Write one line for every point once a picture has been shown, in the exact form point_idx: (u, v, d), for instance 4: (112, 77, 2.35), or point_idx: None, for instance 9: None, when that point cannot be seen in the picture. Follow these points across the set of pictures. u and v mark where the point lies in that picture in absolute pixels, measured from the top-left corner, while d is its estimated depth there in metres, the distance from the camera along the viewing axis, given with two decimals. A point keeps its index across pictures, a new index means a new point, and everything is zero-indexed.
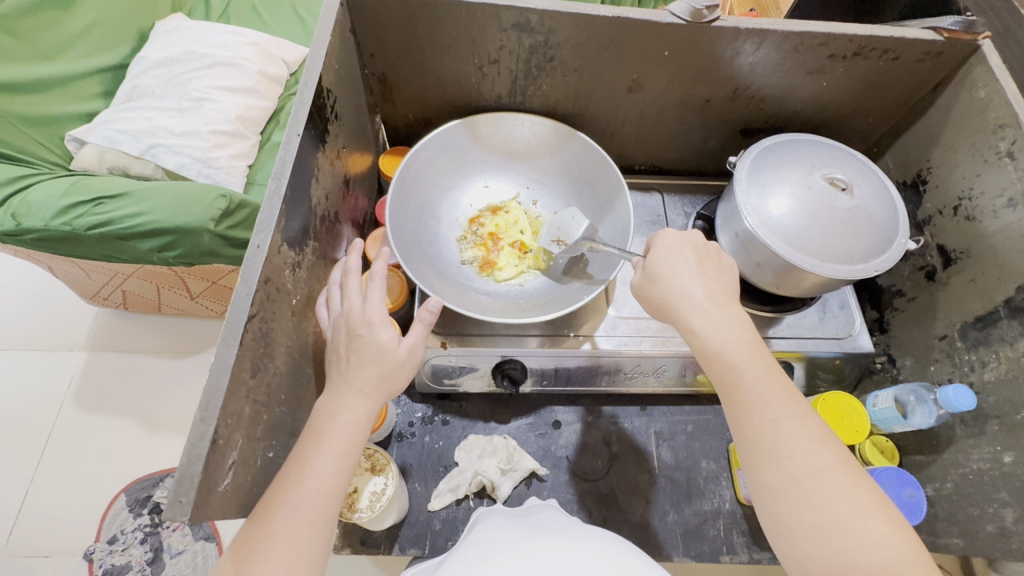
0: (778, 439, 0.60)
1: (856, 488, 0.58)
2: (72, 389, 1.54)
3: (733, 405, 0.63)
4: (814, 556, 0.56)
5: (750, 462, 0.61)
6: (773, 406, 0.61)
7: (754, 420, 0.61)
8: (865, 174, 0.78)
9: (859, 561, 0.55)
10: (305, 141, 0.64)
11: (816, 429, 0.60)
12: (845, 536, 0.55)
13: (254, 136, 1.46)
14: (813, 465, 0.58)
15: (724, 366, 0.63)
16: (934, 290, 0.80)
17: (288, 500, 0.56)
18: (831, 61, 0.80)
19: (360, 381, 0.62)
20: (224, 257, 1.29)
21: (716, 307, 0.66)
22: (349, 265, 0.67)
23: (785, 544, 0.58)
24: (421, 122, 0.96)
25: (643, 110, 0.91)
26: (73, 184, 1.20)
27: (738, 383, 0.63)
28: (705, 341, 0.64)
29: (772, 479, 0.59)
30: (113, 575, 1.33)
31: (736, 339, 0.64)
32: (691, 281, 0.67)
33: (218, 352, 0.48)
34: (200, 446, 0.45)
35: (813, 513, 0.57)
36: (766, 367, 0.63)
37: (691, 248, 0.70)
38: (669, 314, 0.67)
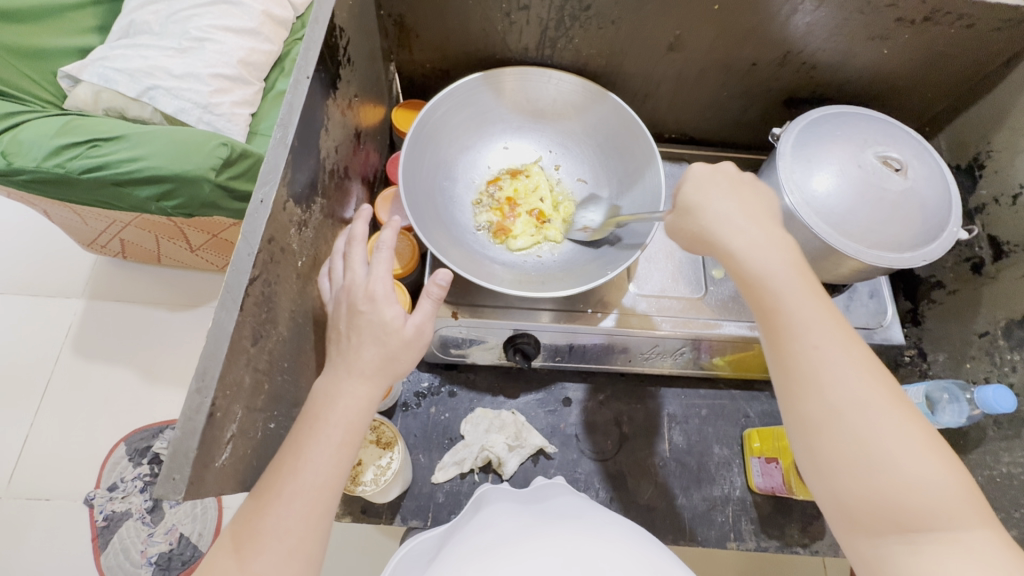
0: (822, 369, 0.54)
1: (904, 420, 0.52)
2: (70, 337, 1.52)
3: (773, 333, 0.57)
4: (852, 492, 0.51)
5: (787, 394, 0.56)
6: (817, 332, 0.55)
7: (795, 349, 0.55)
8: (921, 155, 0.71)
9: (904, 498, 0.50)
10: (315, 85, 0.57)
11: (864, 359, 0.54)
12: (891, 471, 0.50)
13: (258, 82, 1.37)
14: (857, 396, 0.52)
15: (765, 291, 0.57)
16: (979, 284, 0.76)
17: (281, 494, 0.53)
18: (898, 26, 0.73)
19: (361, 364, 0.58)
20: (224, 209, 1.24)
21: (758, 231, 0.59)
22: (354, 232, 0.62)
23: (821, 479, 0.54)
24: (440, 72, 0.89)
25: (681, 72, 0.84)
26: (66, 124, 1.13)
27: (780, 308, 0.56)
28: (743, 266, 0.58)
29: (811, 413, 0.53)
30: (113, 521, 1.33)
31: (779, 261, 0.58)
32: (730, 208, 0.60)
33: (216, 317, 0.44)
34: (195, 420, 0.42)
35: (856, 447, 0.51)
36: (812, 290, 0.57)
37: (725, 174, 0.63)
38: (704, 244, 0.61)
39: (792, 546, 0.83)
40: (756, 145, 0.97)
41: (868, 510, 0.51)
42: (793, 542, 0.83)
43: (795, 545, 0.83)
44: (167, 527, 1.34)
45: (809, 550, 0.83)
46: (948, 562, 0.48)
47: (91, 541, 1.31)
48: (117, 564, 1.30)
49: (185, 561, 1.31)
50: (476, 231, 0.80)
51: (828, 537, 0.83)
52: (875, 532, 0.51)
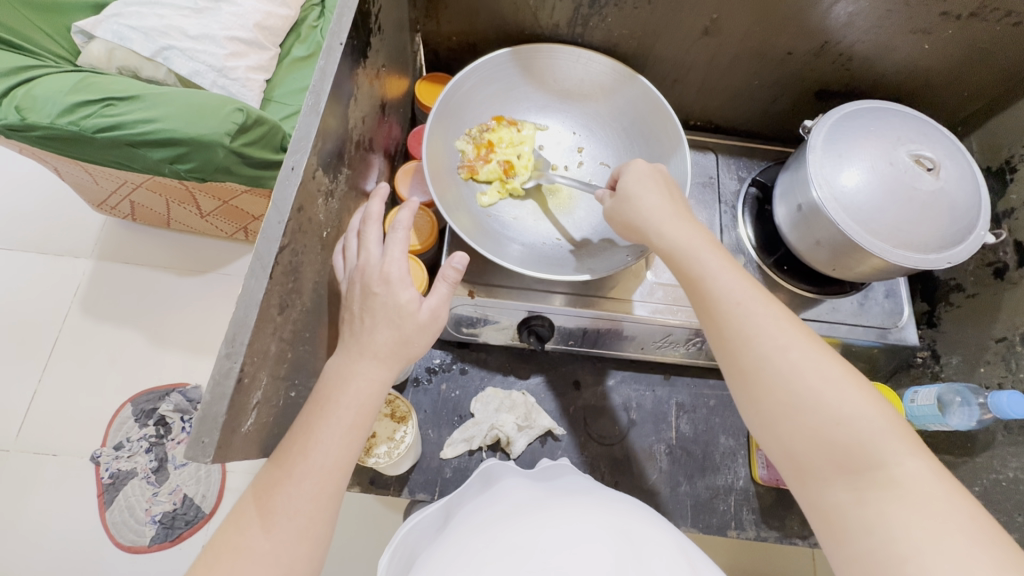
0: (743, 324, 0.56)
1: (827, 362, 0.53)
2: (79, 296, 1.52)
3: (699, 300, 0.59)
4: (791, 440, 0.52)
5: (723, 357, 0.57)
6: (735, 291, 0.57)
7: (719, 311, 0.57)
8: (954, 155, 0.70)
9: (836, 437, 0.50)
10: (347, 54, 0.56)
11: (781, 312, 0.56)
12: (819, 412, 0.51)
13: (274, 48, 1.35)
14: (779, 345, 0.54)
15: (687, 262, 0.60)
16: (1000, 288, 0.75)
17: (292, 474, 0.53)
18: (942, 21, 0.72)
19: (375, 346, 0.58)
20: (238, 175, 1.22)
21: (676, 211, 0.64)
22: (370, 211, 0.62)
23: (769, 434, 0.54)
24: (466, 46, 0.87)
25: (713, 58, 0.83)
26: (81, 82, 1.12)
27: (700, 275, 0.59)
28: (666, 239, 0.62)
29: (743, 369, 0.55)
30: (119, 479, 1.35)
31: (696, 235, 0.62)
32: (652, 192, 0.65)
33: (246, 284, 0.44)
34: (224, 385, 0.42)
35: (786, 394, 0.52)
36: (727, 258, 0.60)
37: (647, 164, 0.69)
38: (637, 226, 0.65)
39: (791, 537, 0.84)
40: (782, 137, 0.96)
41: (809, 453, 0.51)
42: (792, 533, 0.84)
43: (794, 536, 0.84)
44: (171, 488, 1.36)
45: (807, 542, 0.84)
46: (891, 499, 0.46)
47: (97, 497, 1.34)
48: (122, 520, 1.32)
49: (188, 521, 1.33)
50: (457, 174, 0.79)
51: None
52: (822, 478, 0.50)
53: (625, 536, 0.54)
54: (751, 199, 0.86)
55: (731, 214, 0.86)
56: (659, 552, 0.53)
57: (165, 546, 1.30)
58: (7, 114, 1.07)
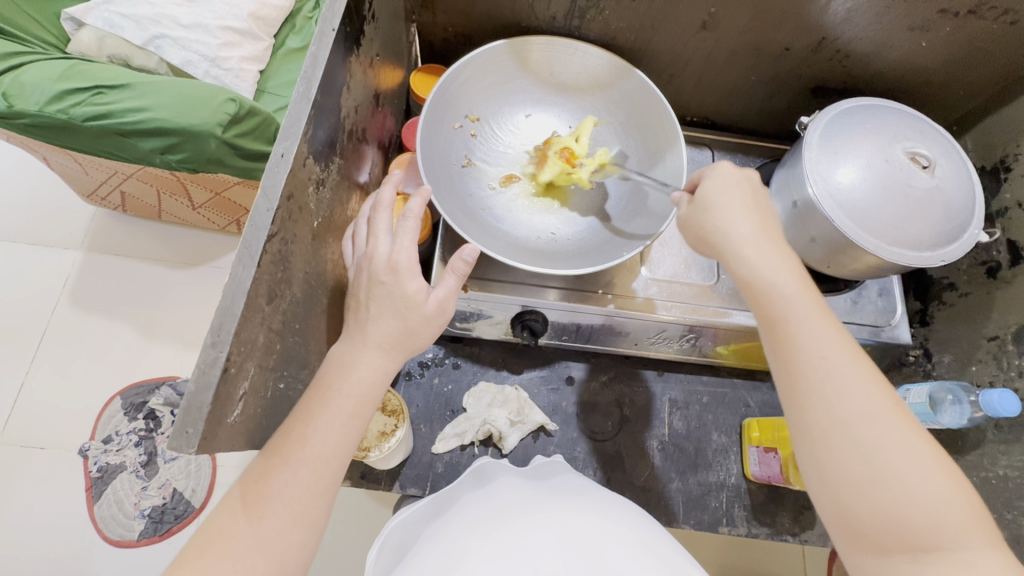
0: (826, 381, 0.53)
1: (909, 433, 0.51)
2: (68, 288, 1.50)
3: (777, 344, 0.57)
4: (855, 505, 0.51)
5: (793, 404, 0.55)
6: (822, 344, 0.54)
7: (800, 360, 0.55)
8: (949, 154, 0.70)
9: (909, 513, 0.48)
10: (339, 40, 0.55)
11: (869, 370, 0.54)
12: (894, 485, 0.49)
13: (268, 38, 1.33)
14: (861, 409, 0.52)
15: (769, 303, 0.57)
16: (993, 288, 0.75)
17: (289, 459, 0.53)
18: (940, 18, 0.71)
19: (379, 335, 0.58)
20: (230, 167, 1.21)
21: (764, 246, 0.60)
22: (381, 198, 0.62)
23: (827, 490, 0.52)
24: (462, 38, 0.86)
25: (711, 53, 0.83)
26: (70, 69, 1.10)
27: (784, 319, 0.56)
28: (749, 273, 0.59)
29: (815, 422, 0.53)
30: (108, 473, 1.34)
31: (784, 276, 0.58)
32: (741, 220, 0.61)
33: (233, 273, 0.43)
34: (209, 375, 0.41)
35: (860, 459, 0.51)
36: (816, 303, 0.57)
37: (739, 185, 0.63)
38: (716, 255, 0.62)
39: (782, 534, 0.84)
40: (777, 134, 0.96)
41: (871, 521, 0.50)
42: (783, 530, 0.84)
43: (785, 533, 0.84)
44: (160, 482, 1.35)
45: (798, 539, 0.84)
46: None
47: (85, 491, 1.32)
48: (110, 514, 1.31)
49: (178, 516, 1.32)
50: (456, 160, 0.79)
51: (818, 527, 0.84)
52: (880, 548, 0.49)
53: (623, 540, 0.54)
54: None
55: None
56: (652, 555, 0.53)
57: (153, 540, 1.29)
58: None
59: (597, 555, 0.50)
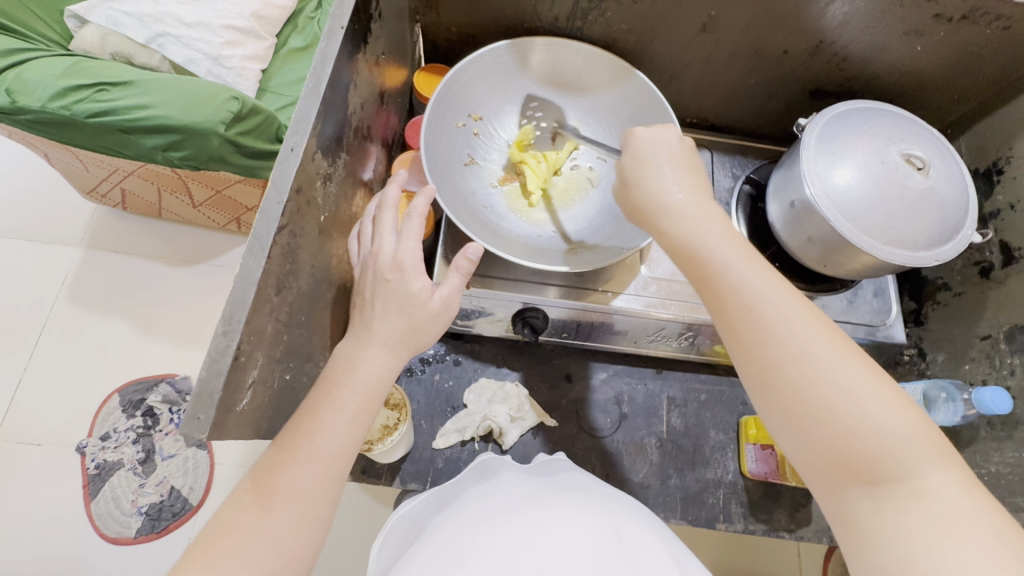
0: (760, 326, 0.53)
1: (849, 365, 0.50)
2: (67, 285, 1.50)
3: (711, 298, 0.57)
4: (809, 445, 0.50)
5: (740, 358, 0.55)
6: (749, 291, 0.55)
7: (734, 310, 0.55)
8: (944, 156, 0.71)
9: (858, 446, 0.48)
10: (348, 38, 0.56)
11: (804, 310, 0.54)
12: (839, 419, 0.49)
13: (270, 38, 1.34)
14: (798, 348, 0.51)
15: (697, 261, 0.58)
16: (986, 288, 0.77)
17: (296, 454, 0.54)
18: (935, 22, 0.73)
19: (385, 333, 0.59)
20: (232, 165, 1.21)
21: (689, 205, 0.60)
22: (387, 196, 0.63)
23: (785, 435, 0.52)
24: (465, 38, 0.87)
25: (710, 55, 0.84)
26: (73, 66, 1.10)
27: (710, 275, 0.57)
28: (679, 236, 0.59)
29: (761, 372, 0.53)
30: (105, 470, 1.34)
31: (707, 229, 0.58)
32: (664, 183, 0.61)
33: (244, 262, 0.44)
34: (220, 363, 0.42)
35: (801, 399, 0.51)
36: (745, 252, 0.57)
37: (664, 147, 0.64)
38: (648, 220, 0.62)
39: (778, 530, 0.85)
40: (775, 136, 0.97)
41: (825, 460, 0.49)
42: (779, 527, 0.85)
43: (781, 530, 0.85)
44: (158, 479, 1.35)
45: (794, 535, 0.85)
46: (908, 511, 0.45)
47: (82, 488, 1.32)
48: (107, 512, 1.31)
49: (175, 513, 1.31)
50: (459, 159, 0.80)
51: (814, 524, 0.85)
52: (838, 485, 0.49)
53: (622, 536, 0.55)
54: (744, 196, 0.87)
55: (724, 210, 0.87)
56: (650, 550, 0.53)
57: (150, 538, 1.29)
58: None
59: (597, 549, 0.51)
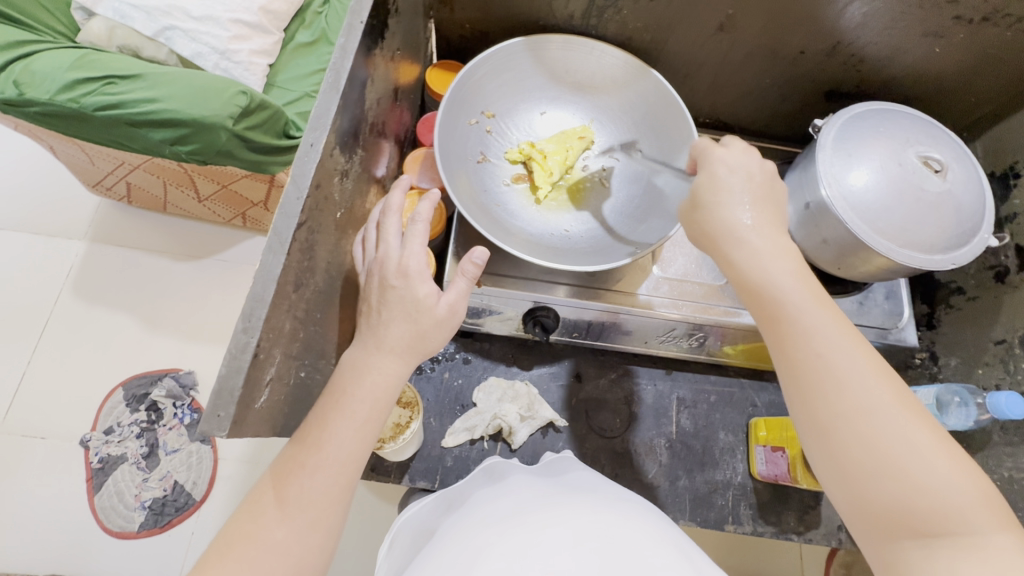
0: (827, 372, 0.53)
1: (915, 422, 0.51)
2: (71, 278, 1.50)
3: (777, 338, 0.57)
4: (869, 494, 0.51)
5: (801, 398, 0.55)
6: (821, 337, 0.55)
7: (801, 353, 0.55)
8: (960, 158, 0.70)
9: (919, 500, 0.48)
10: (366, 33, 0.56)
11: (870, 360, 0.54)
12: (904, 473, 0.49)
13: (278, 33, 1.33)
14: (866, 399, 0.52)
15: (766, 299, 0.57)
16: (1001, 292, 0.76)
17: (305, 464, 0.54)
18: (954, 24, 0.72)
19: (392, 340, 0.58)
20: (240, 159, 1.20)
21: (764, 239, 0.59)
22: (390, 202, 0.62)
23: (839, 479, 0.53)
24: (479, 34, 0.87)
25: (726, 55, 0.83)
26: (81, 58, 1.10)
27: (782, 314, 0.56)
28: (748, 273, 0.58)
29: (823, 416, 0.53)
30: (109, 464, 1.34)
31: (782, 269, 0.58)
32: (740, 210, 0.60)
33: (264, 259, 0.44)
34: (240, 360, 0.41)
35: (866, 449, 0.51)
36: (816, 296, 0.57)
37: (742, 173, 0.62)
38: (716, 249, 0.61)
39: (787, 532, 0.85)
40: (787, 136, 0.97)
41: (882, 507, 0.50)
42: (788, 529, 0.85)
43: (789, 532, 0.85)
44: (161, 474, 1.35)
45: (803, 538, 0.85)
46: (968, 567, 0.45)
47: (85, 482, 1.32)
48: (111, 506, 1.31)
49: (178, 508, 1.31)
50: (472, 156, 0.79)
51: (823, 527, 0.85)
52: (892, 535, 0.49)
53: (651, 544, 0.53)
54: None
55: None
56: (670, 555, 0.53)
57: (154, 532, 1.29)
58: (5, 88, 1.05)
59: (614, 554, 0.50)
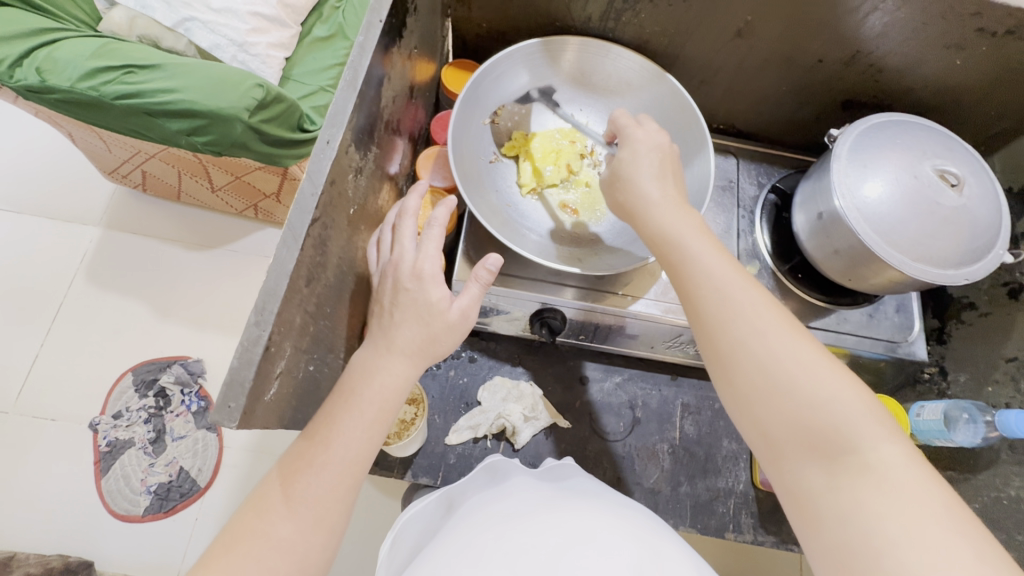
0: (724, 309, 0.55)
1: (806, 348, 0.52)
2: (85, 263, 1.52)
3: (681, 287, 0.58)
4: (769, 424, 0.51)
5: (706, 343, 0.56)
6: (718, 278, 0.56)
7: (700, 295, 0.56)
8: (978, 173, 0.70)
9: (814, 423, 0.49)
10: (385, 32, 0.57)
11: (766, 299, 0.55)
12: (796, 397, 0.50)
13: (295, 26, 1.35)
14: (761, 332, 0.53)
15: (671, 252, 0.59)
16: (1014, 309, 0.75)
17: (312, 460, 0.54)
18: (977, 37, 0.71)
19: (404, 342, 0.59)
20: (253, 151, 1.21)
21: (668, 199, 0.62)
22: (406, 206, 0.63)
23: (744, 414, 0.53)
24: (496, 34, 0.87)
25: (743, 61, 0.83)
26: (102, 47, 1.11)
27: (685, 263, 0.58)
28: (655, 229, 0.61)
29: (723, 355, 0.54)
30: (116, 448, 1.36)
31: (682, 221, 0.60)
32: (649, 182, 0.63)
33: (278, 254, 0.44)
34: (252, 353, 0.42)
35: (761, 377, 0.51)
36: (715, 246, 0.59)
37: (656, 151, 0.65)
38: (631, 215, 0.64)
39: (787, 543, 0.85)
40: (801, 145, 0.96)
41: (783, 436, 0.50)
42: (789, 539, 0.85)
43: (790, 542, 0.85)
44: (168, 459, 1.36)
45: (804, 549, 0.84)
46: (861, 484, 0.45)
47: (93, 464, 1.34)
48: (117, 489, 1.33)
49: (183, 494, 1.33)
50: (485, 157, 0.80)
51: None
52: (793, 461, 0.49)
53: (641, 542, 0.55)
54: (769, 206, 0.86)
55: (748, 219, 0.86)
56: (674, 566, 0.53)
57: (158, 517, 1.31)
58: (28, 75, 1.07)
59: (617, 562, 0.50)
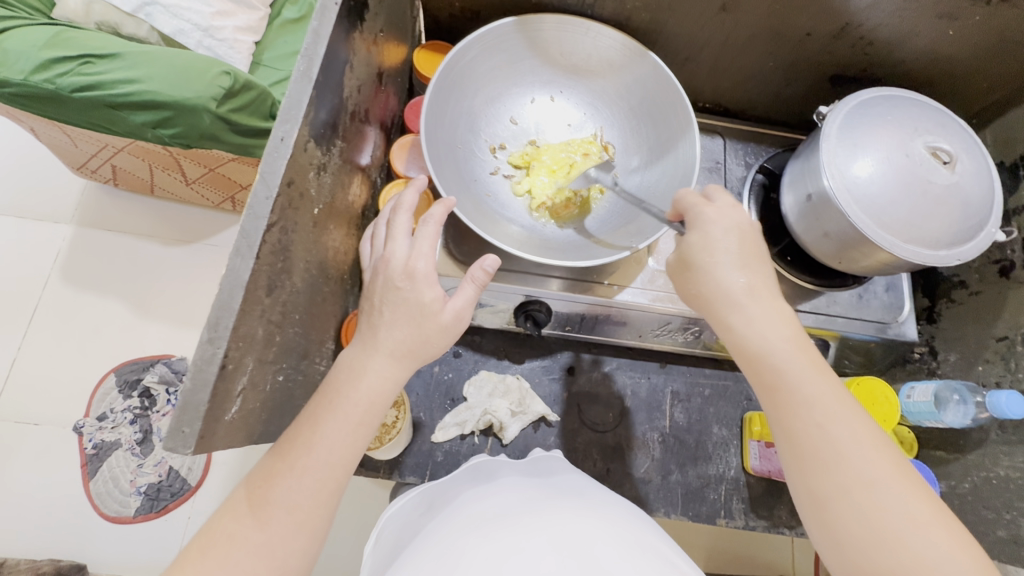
0: (821, 445, 0.53)
1: (907, 495, 0.51)
2: (60, 262, 1.47)
3: (775, 409, 0.56)
4: (867, 574, 0.50)
5: (799, 473, 0.55)
6: (816, 408, 0.54)
7: (798, 426, 0.55)
8: (971, 150, 0.67)
9: (914, 572, 0.48)
10: (343, 14, 0.53)
11: (866, 432, 0.54)
12: (901, 549, 0.49)
13: (263, 8, 1.29)
14: (860, 470, 0.52)
15: (765, 368, 0.57)
16: (1004, 287, 0.74)
17: (286, 474, 0.52)
18: (970, 6, 0.69)
19: (392, 343, 0.56)
20: (225, 143, 1.16)
21: (758, 303, 0.58)
22: (403, 200, 0.61)
23: (838, 555, 0.52)
24: (470, 14, 0.83)
25: (729, 36, 0.80)
26: (56, 36, 1.04)
27: (779, 382, 0.56)
28: (751, 343, 0.57)
29: (818, 491, 0.53)
30: (102, 450, 1.33)
31: (776, 336, 0.57)
32: (733, 271, 0.58)
33: (231, 264, 0.42)
34: (207, 372, 0.41)
35: (861, 523, 0.51)
36: (813, 364, 0.56)
37: (736, 232, 0.60)
38: (712, 312, 0.60)
39: (778, 526, 0.85)
40: (789, 122, 0.94)
41: None
42: (780, 523, 0.85)
43: (781, 526, 0.84)
44: (156, 459, 1.34)
45: (794, 532, 0.84)
46: None
47: (80, 468, 1.31)
48: (106, 491, 1.30)
49: (174, 493, 1.31)
50: (463, 142, 0.76)
51: None
52: None
53: (620, 540, 0.52)
54: (757, 186, 0.83)
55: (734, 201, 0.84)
56: (650, 560, 0.50)
57: (150, 517, 1.29)
58: None
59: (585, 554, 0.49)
